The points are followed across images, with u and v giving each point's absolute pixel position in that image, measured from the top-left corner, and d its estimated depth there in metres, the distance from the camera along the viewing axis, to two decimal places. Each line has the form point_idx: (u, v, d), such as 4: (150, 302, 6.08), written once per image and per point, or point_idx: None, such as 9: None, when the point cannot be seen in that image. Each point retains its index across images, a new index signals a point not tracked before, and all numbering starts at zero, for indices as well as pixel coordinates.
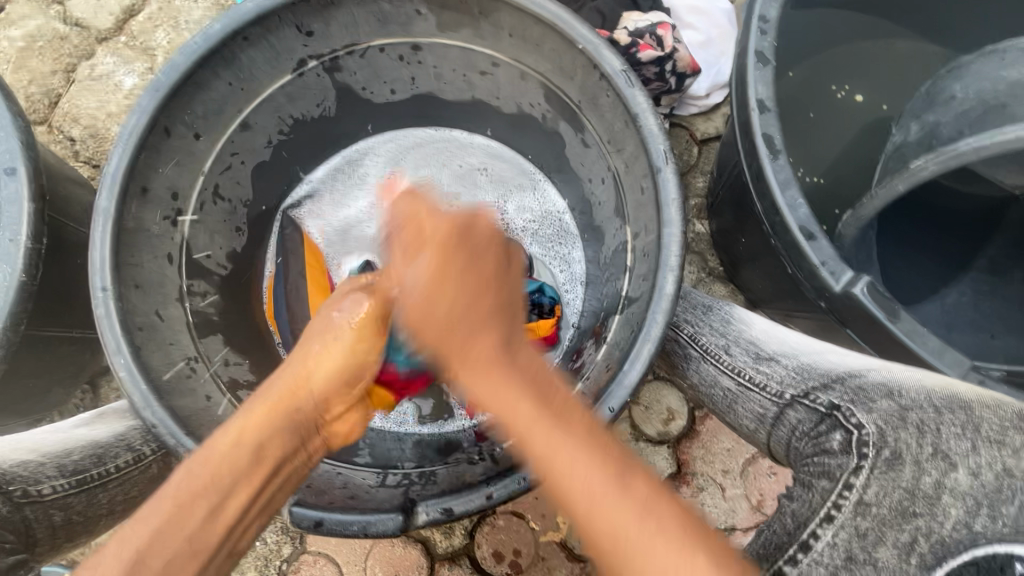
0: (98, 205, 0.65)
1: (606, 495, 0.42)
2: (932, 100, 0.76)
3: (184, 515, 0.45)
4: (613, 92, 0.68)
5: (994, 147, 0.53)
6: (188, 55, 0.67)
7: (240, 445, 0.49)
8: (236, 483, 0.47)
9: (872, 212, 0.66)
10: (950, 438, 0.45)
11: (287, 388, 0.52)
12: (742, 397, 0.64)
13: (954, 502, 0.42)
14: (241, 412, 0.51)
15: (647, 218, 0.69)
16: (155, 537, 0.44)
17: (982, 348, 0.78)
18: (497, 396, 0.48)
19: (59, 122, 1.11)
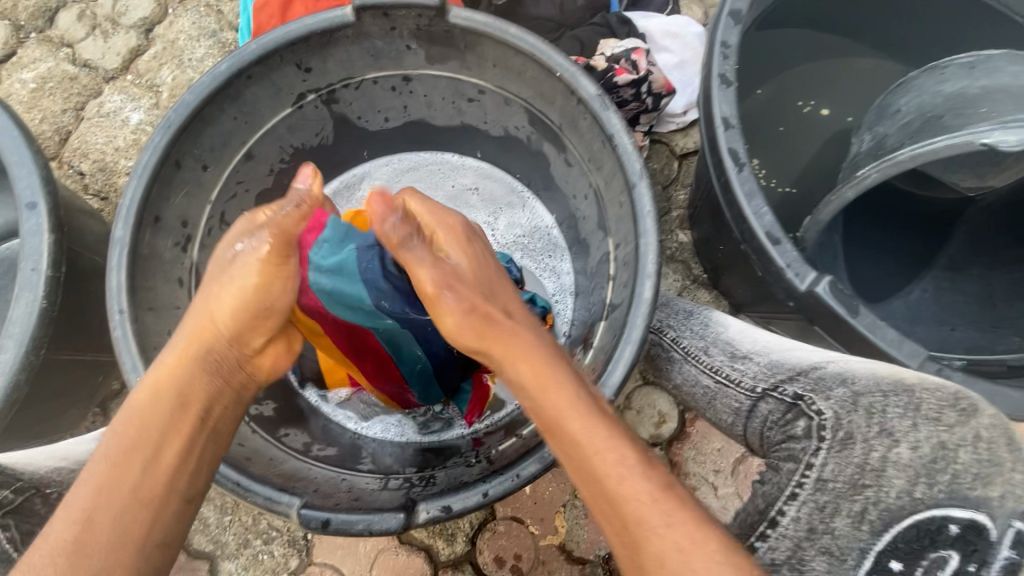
0: (114, 235, 0.70)
1: (633, 468, 0.47)
2: (882, 114, 0.82)
3: (123, 469, 0.50)
4: (590, 115, 0.74)
5: (925, 156, 0.64)
6: (198, 93, 0.73)
7: (157, 397, 0.53)
8: (164, 432, 0.52)
9: (829, 216, 0.73)
10: (895, 418, 0.52)
11: (193, 338, 0.55)
12: (720, 393, 0.68)
13: (898, 473, 0.49)
14: (153, 370, 0.55)
15: (626, 230, 0.74)
16: (100, 500, 0.49)
17: (946, 340, 0.84)
18: (537, 366, 0.52)
19: (70, 157, 1.17)
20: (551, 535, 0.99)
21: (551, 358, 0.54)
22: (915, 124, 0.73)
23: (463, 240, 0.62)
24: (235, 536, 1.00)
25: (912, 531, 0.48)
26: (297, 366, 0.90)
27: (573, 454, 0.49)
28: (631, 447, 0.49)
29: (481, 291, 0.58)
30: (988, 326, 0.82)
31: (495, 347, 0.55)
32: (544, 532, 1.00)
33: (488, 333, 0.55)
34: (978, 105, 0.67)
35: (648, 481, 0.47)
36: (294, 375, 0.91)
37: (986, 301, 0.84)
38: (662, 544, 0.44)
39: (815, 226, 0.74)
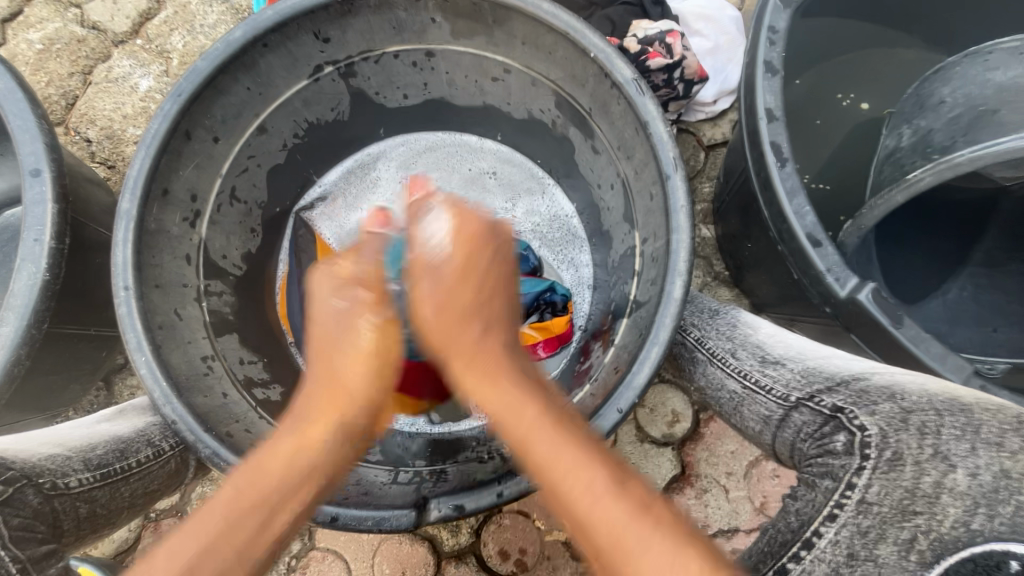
0: (120, 207, 0.66)
1: (608, 495, 0.45)
2: (921, 105, 0.78)
3: (258, 497, 0.49)
4: (624, 100, 0.70)
5: (987, 157, 0.58)
6: (211, 61, 0.69)
7: (297, 437, 0.53)
8: (301, 461, 0.52)
9: (873, 221, 0.68)
10: (950, 440, 0.48)
11: (341, 379, 0.57)
12: (749, 399, 0.65)
13: (953, 501, 0.45)
14: (297, 416, 0.56)
15: (656, 224, 0.70)
16: (232, 519, 0.48)
17: (985, 344, 0.79)
18: (512, 418, 0.51)
19: (76, 123, 1.13)
20: (557, 531, 0.98)
21: (518, 378, 0.54)
22: (962, 120, 0.69)
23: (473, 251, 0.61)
24: None
25: (967, 565, 0.43)
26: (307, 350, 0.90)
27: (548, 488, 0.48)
28: (600, 462, 0.47)
29: (460, 309, 0.58)
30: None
31: (465, 373, 0.55)
32: (550, 527, 0.98)
33: (465, 354, 0.56)
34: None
35: (629, 510, 0.44)
36: (302, 360, 0.91)
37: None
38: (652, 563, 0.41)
39: (857, 230, 0.70)
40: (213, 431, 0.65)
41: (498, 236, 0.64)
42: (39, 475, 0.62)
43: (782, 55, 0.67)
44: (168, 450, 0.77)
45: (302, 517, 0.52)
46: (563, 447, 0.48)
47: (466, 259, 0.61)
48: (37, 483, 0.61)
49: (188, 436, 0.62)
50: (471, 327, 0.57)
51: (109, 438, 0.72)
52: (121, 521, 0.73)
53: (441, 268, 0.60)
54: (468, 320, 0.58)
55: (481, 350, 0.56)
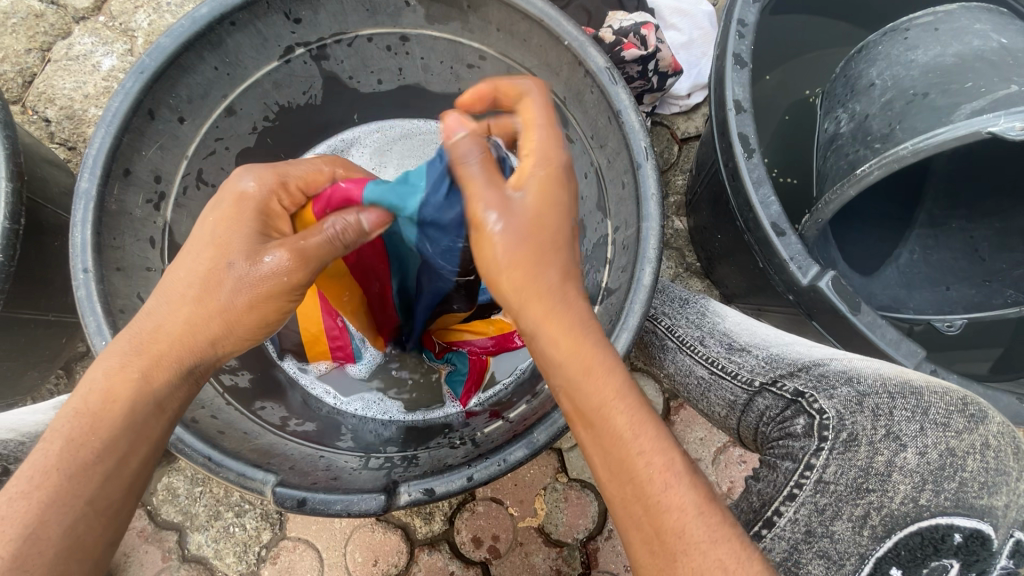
0: (78, 187, 0.64)
1: (682, 481, 0.47)
2: (853, 87, 0.80)
3: (71, 489, 0.47)
4: (597, 89, 0.70)
5: (928, 148, 0.61)
6: (176, 38, 0.67)
7: (121, 406, 0.50)
8: (130, 443, 0.50)
9: (829, 214, 0.70)
10: (902, 421, 0.51)
11: (180, 342, 0.54)
12: (715, 385, 0.67)
13: (903, 479, 0.49)
14: (120, 369, 0.51)
15: (627, 213, 0.71)
16: (51, 509, 0.46)
17: (942, 302, 0.85)
18: (595, 381, 0.49)
19: (34, 102, 1.08)
20: (530, 517, 0.99)
21: (606, 350, 0.51)
22: (895, 105, 0.71)
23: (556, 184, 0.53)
24: (206, 508, 0.97)
25: (915, 538, 0.47)
26: (275, 338, 0.87)
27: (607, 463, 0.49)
28: (678, 454, 0.49)
29: (545, 258, 0.52)
30: (980, 281, 0.82)
31: (544, 333, 0.51)
32: (523, 514, 0.99)
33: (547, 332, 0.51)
34: (962, 80, 0.67)
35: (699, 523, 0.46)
36: (272, 347, 0.89)
37: (974, 256, 0.83)
38: (702, 558, 0.45)
39: (813, 224, 0.71)
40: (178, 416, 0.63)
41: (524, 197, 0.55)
42: None
43: (751, 48, 0.69)
44: None
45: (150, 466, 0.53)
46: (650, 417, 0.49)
47: (541, 214, 0.52)
48: None
49: None
50: (551, 269, 0.52)
51: None
52: None
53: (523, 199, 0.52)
54: (546, 267, 0.51)
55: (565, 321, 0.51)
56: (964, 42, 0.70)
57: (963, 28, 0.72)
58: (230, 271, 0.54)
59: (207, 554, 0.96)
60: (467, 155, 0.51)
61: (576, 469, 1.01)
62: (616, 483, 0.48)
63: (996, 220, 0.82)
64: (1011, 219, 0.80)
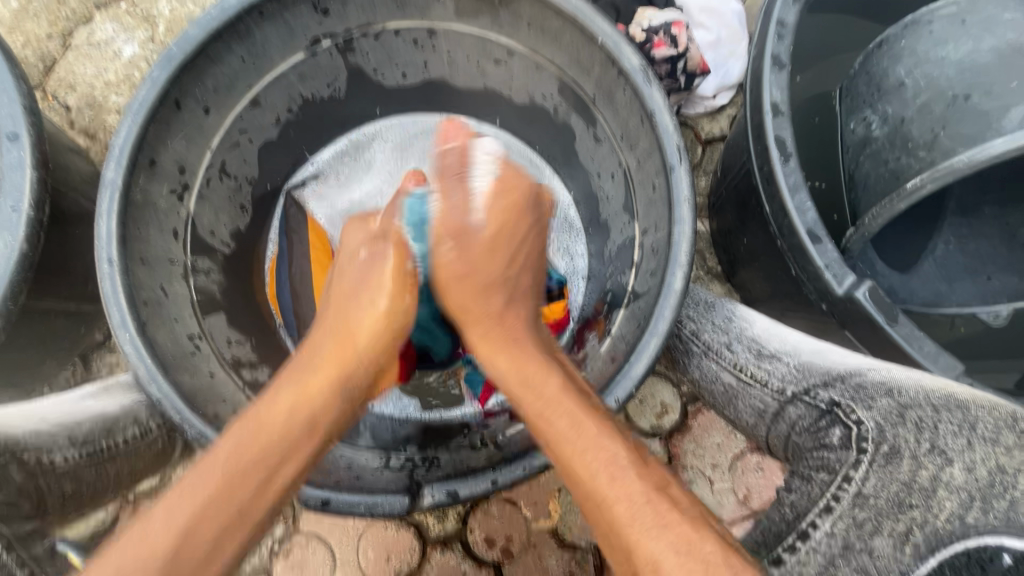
0: (104, 176, 0.63)
1: (626, 470, 0.52)
2: (878, 88, 0.76)
3: (233, 493, 0.52)
4: (630, 88, 0.69)
5: (982, 160, 0.62)
6: (204, 27, 0.66)
7: (284, 418, 0.56)
8: (285, 446, 0.55)
9: (877, 228, 0.69)
10: (946, 436, 0.51)
11: (336, 359, 0.61)
12: (743, 393, 0.65)
13: (948, 495, 0.48)
14: (289, 386, 0.59)
15: (657, 215, 0.70)
16: (214, 499, 0.51)
17: (984, 291, 0.84)
18: (532, 373, 0.59)
19: (54, 88, 1.08)
20: (543, 519, 0.98)
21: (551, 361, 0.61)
22: (934, 109, 0.69)
23: (513, 218, 0.68)
24: None
25: (962, 558, 0.45)
26: (294, 332, 0.88)
27: (567, 470, 0.54)
28: (620, 447, 0.54)
29: (487, 286, 0.66)
30: (1022, 267, 0.83)
31: (495, 351, 0.63)
32: (536, 515, 0.98)
33: (490, 321, 0.65)
34: (1002, 81, 0.65)
35: (651, 514, 0.50)
36: (292, 343, 0.88)
37: (1008, 235, 0.85)
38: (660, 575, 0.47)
39: (862, 238, 0.71)
40: (200, 412, 0.63)
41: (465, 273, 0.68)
42: (22, 452, 0.61)
43: (790, 49, 0.67)
44: (155, 429, 0.74)
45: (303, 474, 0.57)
46: (594, 419, 0.55)
47: (493, 243, 0.67)
48: (20, 459, 0.61)
49: (174, 417, 0.61)
50: (496, 298, 0.66)
51: (94, 415, 0.68)
52: (103, 496, 0.74)
53: (472, 237, 0.67)
54: (489, 296, 0.66)
55: (505, 318, 0.65)
56: (997, 36, 0.68)
57: (991, 19, 0.69)
58: (350, 293, 0.66)
59: None
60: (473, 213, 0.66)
61: None
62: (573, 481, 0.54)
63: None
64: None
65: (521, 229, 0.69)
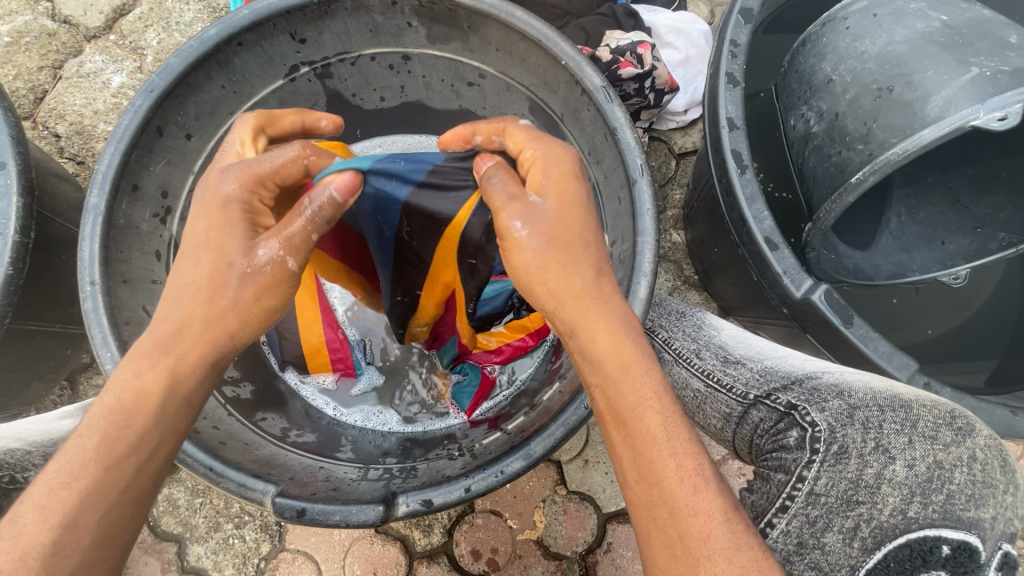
0: (87, 202, 0.66)
1: (712, 517, 0.45)
2: (810, 84, 0.80)
3: (110, 477, 0.46)
4: (593, 107, 0.72)
5: (915, 150, 0.66)
6: (184, 58, 0.69)
7: (153, 402, 0.49)
8: (161, 434, 0.50)
9: (832, 220, 0.73)
10: (891, 434, 0.51)
11: (203, 336, 0.53)
12: (711, 398, 0.67)
13: (892, 491, 0.49)
14: (145, 367, 0.50)
15: (623, 227, 0.73)
16: (86, 502, 0.45)
17: (942, 257, 0.82)
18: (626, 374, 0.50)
19: (45, 118, 1.11)
20: (528, 530, 0.99)
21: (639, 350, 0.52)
22: (863, 103, 0.73)
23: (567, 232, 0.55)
24: (205, 519, 0.98)
25: (905, 550, 0.47)
26: (277, 350, 0.87)
27: (633, 443, 0.48)
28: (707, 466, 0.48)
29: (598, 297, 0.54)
30: (972, 229, 0.82)
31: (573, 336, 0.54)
32: (522, 526, 0.99)
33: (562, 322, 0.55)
34: (922, 69, 0.69)
35: (721, 497, 0.46)
36: (274, 360, 0.89)
37: (957, 206, 0.84)
38: (726, 565, 0.43)
39: (819, 232, 0.75)
40: None
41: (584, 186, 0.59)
42: None
43: (743, 67, 0.71)
44: None
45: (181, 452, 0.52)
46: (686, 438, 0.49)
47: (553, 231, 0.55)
48: None
49: None
50: (581, 268, 0.55)
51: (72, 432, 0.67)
52: None
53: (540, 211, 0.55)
54: (577, 271, 0.54)
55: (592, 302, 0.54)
56: (907, 26, 0.73)
57: (899, 9, 0.74)
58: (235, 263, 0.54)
59: (207, 566, 0.96)
60: (491, 180, 0.58)
61: (575, 481, 1.01)
62: (640, 481, 0.48)
63: (969, 167, 0.84)
64: (982, 163, 0.83)
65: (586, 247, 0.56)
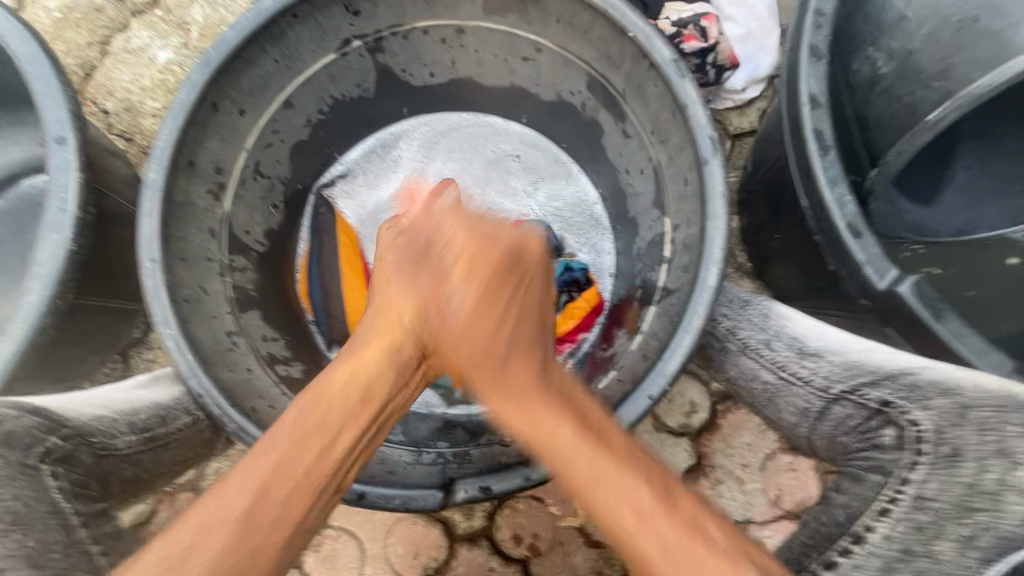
0: (146, 177, 0.65)
1: (675, 543, 0.46)
2: (875, 20, 0.69)
3: (298, 455, 0.54)
4: (662, 82, 0.68)
5: (1005, 83, 0.61)
6: (240, 30, 0.67)
7: (339, 388, 0.60)
8: (343, 422, 0.57)
9: (900, 166, 0.68)
10: (1014, 437, 0.48)
11: (385, 334, 0.66)
12: (784, 391, 0.65)
13: (1019, 500, 0.46)
14: (340, 365, 0.63)
15: (689, 211, 0.69)
16: (275, 477, 0.52)
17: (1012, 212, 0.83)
18: (539, 418, 0.56)
19: (94, 94, 1.12)
20: (570, 517, 0.98)
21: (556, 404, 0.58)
22: (942, 37, 0.65)
23: (502, 278, 0.65)
24: None
25: None
26: (325, 329, 0.89)
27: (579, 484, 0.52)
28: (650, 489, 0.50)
29: (469, 348, 0.64)
30: None
31: (493, 389, 0.61)
32: (564, 513, 0.98)
33: (492, 382, 0.61)
34: None
35: (668, 519, 0.48)
36: (322, 340, 0.90)
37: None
38: None
39: (886, 178, 0.70)
40: (239, 405, 0.65)
41: (521, 261, 0.66)
42: (91, 435, 0.63)
43: (828, 39, 0.65)
44: (202, 419, 0.79)
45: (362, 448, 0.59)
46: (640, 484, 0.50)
47: (479, 300, 0.65)
48: (90, 443, 0.63)
49: (214, 411, 0.62)
50: (516, 329, 0.64)
51: (149, 403, 0.73)
52: (151, 486, 0.75)
53: (454, 303, 0.66)
54: (493, 333, 0.64)
55: (507, 373, 0.61)
56: None
57: None
58: (393, 282, 0.69)
59: None
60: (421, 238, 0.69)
61: None
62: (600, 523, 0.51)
63: None
64: None
65: (528, 274, 0.67)
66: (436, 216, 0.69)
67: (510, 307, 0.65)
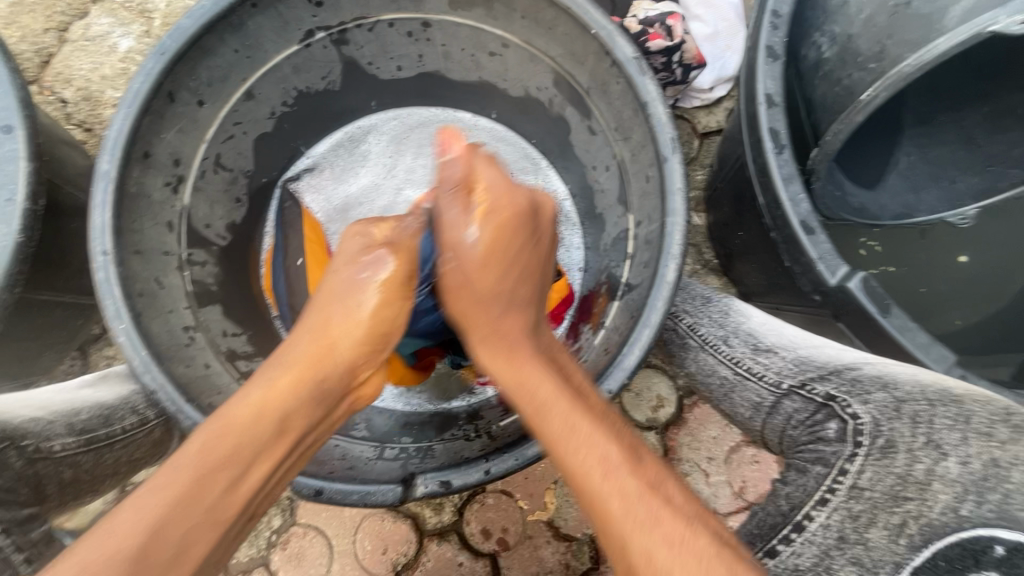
0: (98, 168, 0.63)
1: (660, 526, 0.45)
2: (823, 8, 0.70)
3: (202, 489, 0.48)
4: (624, 79, 0.68)
5: (930, 61, 0.60)
6: (196, 19, 0.66)
7: (250, 419, 0.52)
8: (253, 454, 0.52)
9: (838, 146, 0.68)
10: (943, 429, 0.49)
11: (312, 358, 0.57)
12: (739, 385, 0.67)
13: (943, 488, 0.46)
14: (257, 387, 0.54)
15: (651, 207, 0.70)
16: (171, 514, 0.47)
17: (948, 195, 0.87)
18: (524, 378, 0.55)
19: (51, 82, 1.08)
20: (539, 511, 0.98)
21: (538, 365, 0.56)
22: (878, 21, 0.65)
23: (506, 237, 0.60)
24: None
25: (955, 549, 0.44)
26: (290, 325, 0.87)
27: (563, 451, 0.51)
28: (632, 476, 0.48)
29: (479, 300, 0.60)
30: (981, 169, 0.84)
31: (484, 341, 0.60)
32: (533, 507, 0.99)
33: (481, 330, 0.60)
34: None
35: (637, 480, 0.47)
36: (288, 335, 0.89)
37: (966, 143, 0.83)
38: None
39: (825, 158, 0.69)
40: (196, 402, 0.64)
41: (538, 219, 0.62)
42: (23, 437, 0.61)
43: (784, 39, 0.67)
44: (152, 419, 0.77)
45: (274, 476, 0.54)
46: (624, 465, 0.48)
47: (490, 250, 0.59)
48: (22, 446, 0.60)
49: (169, 407, 0.61)
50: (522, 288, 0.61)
51: (92, 403, 0.71)
52: (101, 487, 0.73)
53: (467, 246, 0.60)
54: (489, 298, 0.60)
55: (503, 331, 0.59)
56: None
57: None
58: (352, 280, 0.60)
59: None
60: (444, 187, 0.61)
61: None
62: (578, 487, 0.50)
63: (985, 105, 0.79)
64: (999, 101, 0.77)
65: (523, 230, 0.61)
66: (473, 164, 0.61)
67: (518, 261, 0.61)
